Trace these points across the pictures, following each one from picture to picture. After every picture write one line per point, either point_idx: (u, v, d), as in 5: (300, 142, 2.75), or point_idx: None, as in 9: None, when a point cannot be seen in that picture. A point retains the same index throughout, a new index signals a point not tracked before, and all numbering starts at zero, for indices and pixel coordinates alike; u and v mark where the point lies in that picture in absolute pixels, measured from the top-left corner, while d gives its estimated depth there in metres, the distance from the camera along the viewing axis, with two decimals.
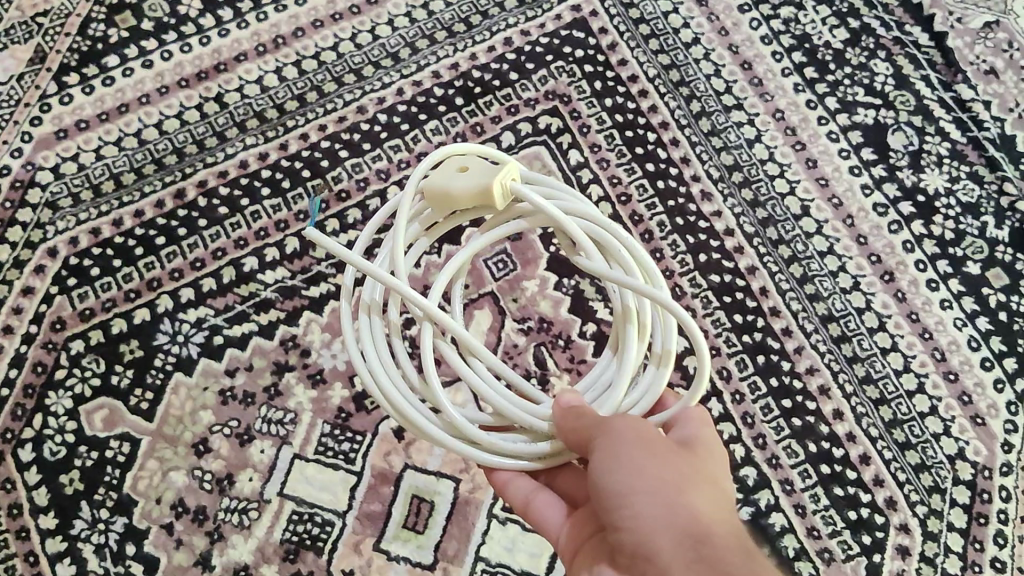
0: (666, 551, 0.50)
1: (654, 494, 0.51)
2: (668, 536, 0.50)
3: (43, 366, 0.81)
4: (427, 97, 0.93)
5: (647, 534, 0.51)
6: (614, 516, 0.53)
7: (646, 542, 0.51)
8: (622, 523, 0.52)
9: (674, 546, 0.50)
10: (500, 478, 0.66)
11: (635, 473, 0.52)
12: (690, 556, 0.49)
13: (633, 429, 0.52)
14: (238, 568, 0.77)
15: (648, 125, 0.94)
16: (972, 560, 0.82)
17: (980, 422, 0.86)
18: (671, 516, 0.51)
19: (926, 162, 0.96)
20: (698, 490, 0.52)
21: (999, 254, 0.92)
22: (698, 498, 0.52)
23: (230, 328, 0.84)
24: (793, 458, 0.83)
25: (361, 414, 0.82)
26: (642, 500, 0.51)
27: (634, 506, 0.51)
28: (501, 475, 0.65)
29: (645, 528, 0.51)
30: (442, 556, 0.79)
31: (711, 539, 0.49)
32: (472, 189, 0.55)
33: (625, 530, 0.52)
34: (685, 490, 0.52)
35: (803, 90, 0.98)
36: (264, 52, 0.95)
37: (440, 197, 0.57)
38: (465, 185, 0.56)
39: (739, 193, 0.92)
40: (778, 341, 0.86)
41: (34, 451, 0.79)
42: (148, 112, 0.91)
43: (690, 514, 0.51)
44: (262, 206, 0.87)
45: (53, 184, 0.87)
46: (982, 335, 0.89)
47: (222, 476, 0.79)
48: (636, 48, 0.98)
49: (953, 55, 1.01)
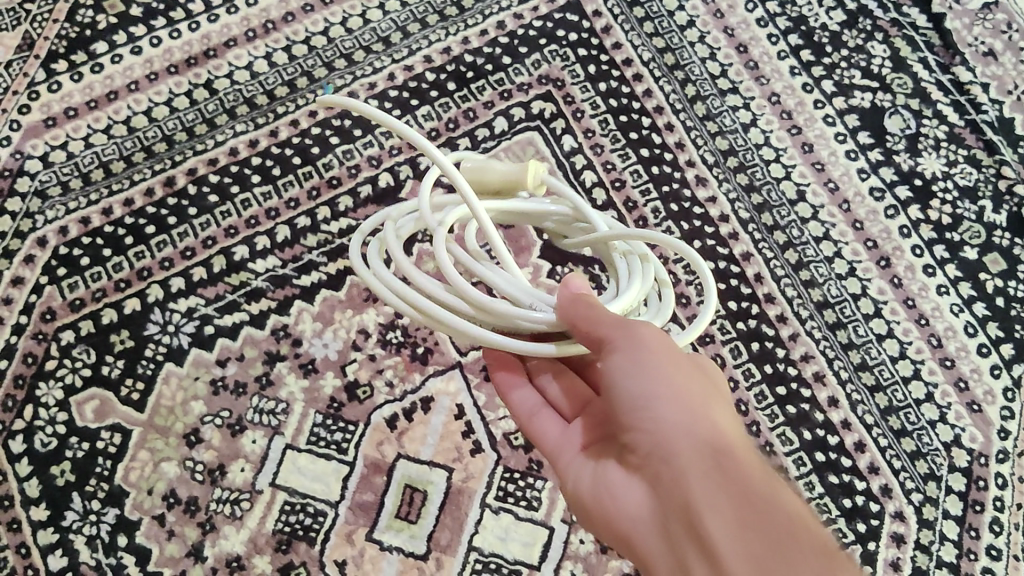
0: (683, 458, 0.51)
1: (672, 404, 0.52)
2: (685, 443, 0.51)
3: (33, 357, 0.80)
4: (418, 83, 0.92)
5: (664, 440, 0.52)
6: (626, 418, 0.54)
7: (663, 448, 0.52)
8: (639, 428, 0.53)
9: (692, 451, 0.51)
10: (504, 381, 0.64)
11: (653, 381, 0.52)
12: (706, 464, 0.50)
13: (655, 336, 0.52)
14: (230, 559, 0.77)
15: (643, 110, 0.93)
16: (968, 547, 0.82)
17: (976, 409, 0.86)
18: (689, 424, 0.52)
19: (923, 146, 0.95)
20: (710, 400, 0.53)
21: (996, 239, 0.92)
22: (713, 411, 0.53)
23: (221, 318, 0.83)
24: (787, 445, 0.83)
25: (353, 404, 0.82)
26: (659, 407, 0.52)
27: (653, 412, 0.52)
28: (506, 380, 0.64)
29: (663, 435, 0.52)
30: (435, 546, 0.79)
31: (731, 455, 0.51)
32: (510, 175, 0.55)
33: (640, 435, 0.53)
34: (700, 401, 0.53)
35: (799, 74, 0.97)
36: (254, 37, 0.93)
37: (479, 178, 0.56)
38: (505, 170, 0.55)
39: (734, 179, 0.92)
40: (773, 328, 0.86)
41: (24, 443, 0.78)
42: (138, 100, 0.90)
43: (708, 425, 0.52)
44: (253, 194, 0.86)
45: (42, 173, 0.86)
46: (979, 322, 0.89)
47: (214, 467, 0.79)
48: (630, 32, 0.97)
49: (952, 37, 1.00)
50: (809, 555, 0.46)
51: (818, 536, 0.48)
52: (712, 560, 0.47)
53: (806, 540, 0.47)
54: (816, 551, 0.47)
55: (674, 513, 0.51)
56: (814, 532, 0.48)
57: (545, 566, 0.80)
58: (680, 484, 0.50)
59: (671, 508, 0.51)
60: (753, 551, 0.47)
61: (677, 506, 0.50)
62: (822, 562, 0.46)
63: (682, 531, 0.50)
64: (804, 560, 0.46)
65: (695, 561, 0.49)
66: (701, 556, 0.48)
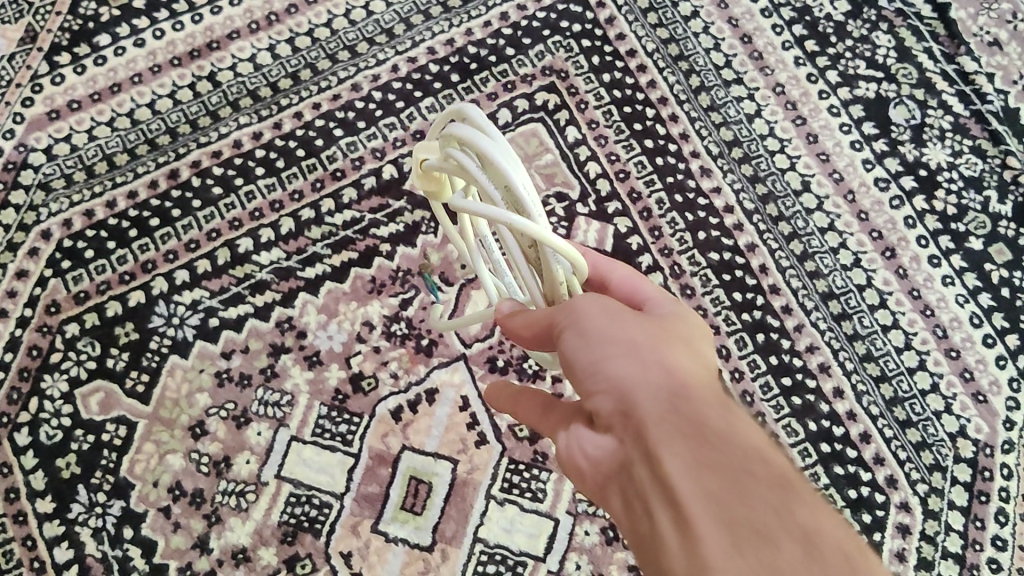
0: (642, 405, 0.41)
1: (628, 356, 0.43)
2: (643, 394, 0.41)
3: (38, 350, 0.81)
4: (422, 75, 0.92)
5: (622, 396, 0.42)
6: (584, 386, 0.44)
7: (622, 406, 0.41)
8: (594, 384, 0.43)
9: (650, 399, 0.41)
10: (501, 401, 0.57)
11: (606, 339, 0.43)
12: (667, 408, 0.40)
13: (600, 302, 0.45)
14: (236, 551, 0.77)
15: (647, 101, 0.93)
16: (973, 538, 0.82)
17: (981, 399, 0.86)
18: (649, 372, 0.42)
19: (928, 137, 0.95)
20: (674, 348, 0.43)
21: (1001, 230, 0.92)
22: (677, 357, 0.43)
23: (226, 310, 0.83)
24: (792, 437, 0.83)
25: (358, 396, 0.82)
26: (614, 362, 0.43)
27: (606, 371, 0.43)
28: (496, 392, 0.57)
29: (619, 388, 0.42)
30: (440, 538, 0.79)
31: (696, 399, 0.40)
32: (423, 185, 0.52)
33: (597, 393, 0.43)
34: (663, 348, 0.43)
35: (804, 64, 0.97)
36: (257, 29, 0.93)
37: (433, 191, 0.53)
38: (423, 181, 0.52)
39: (738, 170, 0.91)
40: (778, 319, 0.86)
41: (30, 436, 0.78)
42: (140, 92, 0.90)
43: (669, 370, 0.42)
44: (257, 187, 0.86)
45: (46, 166, 0.86)
46: (985, 312, 0.88)
47: (219, 459, 0.79)
48: (634, 22, 0.96)
49: (957, 27, 0.99)
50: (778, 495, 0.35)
51: (808, 493, 0.37)
52: (673, 511, 0.37)
53: (783, 486, 0.36)
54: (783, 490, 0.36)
55: (634, 469, 0.40)
56: (798, 485, 0.37)
57: (550, 557, 0.80)
58: (638, 432, 0.40)
59: (627, 464, 0.40)
60: (718, 492, 0.36)
61: (636, 460, 0.40)
62: (802, 515, 0.35)
63: (643, 484, 0.39)
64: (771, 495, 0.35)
65: (659, 521, 0.37)
66: (666, 512, 0.37)
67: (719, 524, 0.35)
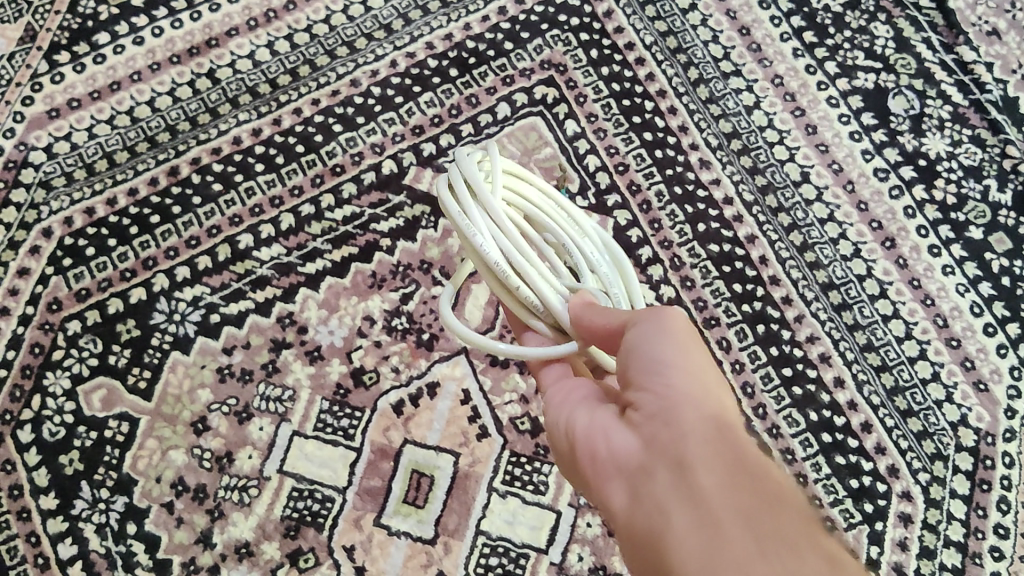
0: (685, 414, 0.46)
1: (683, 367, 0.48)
2: (688, 406, 0.46)
3: (40, 348, 0.81)
4: (420, 70, 0.92)
5: (667, 400, 0.47)
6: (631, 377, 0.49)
7: (665, 407, 0.47)
8: (638, 385, 0.48)
9: (695, 415, 0.46)
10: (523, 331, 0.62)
11: (673, 342, 0.48)
12: (709, 426, 0.45)
13: (675, 319, 0.49)
14: (239, 546, 0.78)
15: (645, 94, 0.93)
16: (975, 526, 0.82)
17: (982, 388, 0.86)
18: (698, 390, 0.47)
19: (927, 126, 0.95)
20: (722, 377, 0.49)
21: (1001, 219, 0.92)
22: (720, 389, 0.48)
23: (227, 306, 0.83)
24: (794, 427, 0.83)
25: (359, 390, 0.82)
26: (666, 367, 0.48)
27: (657, 375, 0.48)
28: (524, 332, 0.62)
29: (663, 393, 0.47)
30: (443, 531, 0.79)
31: (734, 425, 0.46)
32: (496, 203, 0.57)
33: (643, 394, 0.48)
34: (712, 377, 0.48)
35: (802, 55, 0.97)
36: (255, 26, 0.93)
37: None
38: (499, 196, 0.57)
39: (738, 161, 0.91)
40: (778, 311, 0.86)
41: (33, 433, 0.79)
42: (140, 90, 0.90)
43: (714, 395, 0.47)
44: (256, 183, 0.86)
45: (46, 164, 0.86)
46: (985, 301, 0.88)
47: (222, 455, 0.80)
48: (632, 15, 0.96)
49: (955, 17, 0.99)
50: (797, 515, 0.41)
51: (826, 528, 0.42)
52: (700, 512, 0.42)
53: (813, 522, 0.41)
54: (804, 515, 0.41)
55: (661, 471, 0.45)
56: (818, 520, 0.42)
57: (553, 549, 0.80)
58: (675, 441, 0.45)
59: (658, 460, 0.45)
60: (749, 509, 0.41)
61: (666, 462, 0.45)
62: (824, 538, 0.40)
63: (669, 486, 0.44)
64: (799, 518, 0.40)
65: (678, 522, 0.43)
66: (688, 517, 0.42)
67: (748, 536, 0.40)
